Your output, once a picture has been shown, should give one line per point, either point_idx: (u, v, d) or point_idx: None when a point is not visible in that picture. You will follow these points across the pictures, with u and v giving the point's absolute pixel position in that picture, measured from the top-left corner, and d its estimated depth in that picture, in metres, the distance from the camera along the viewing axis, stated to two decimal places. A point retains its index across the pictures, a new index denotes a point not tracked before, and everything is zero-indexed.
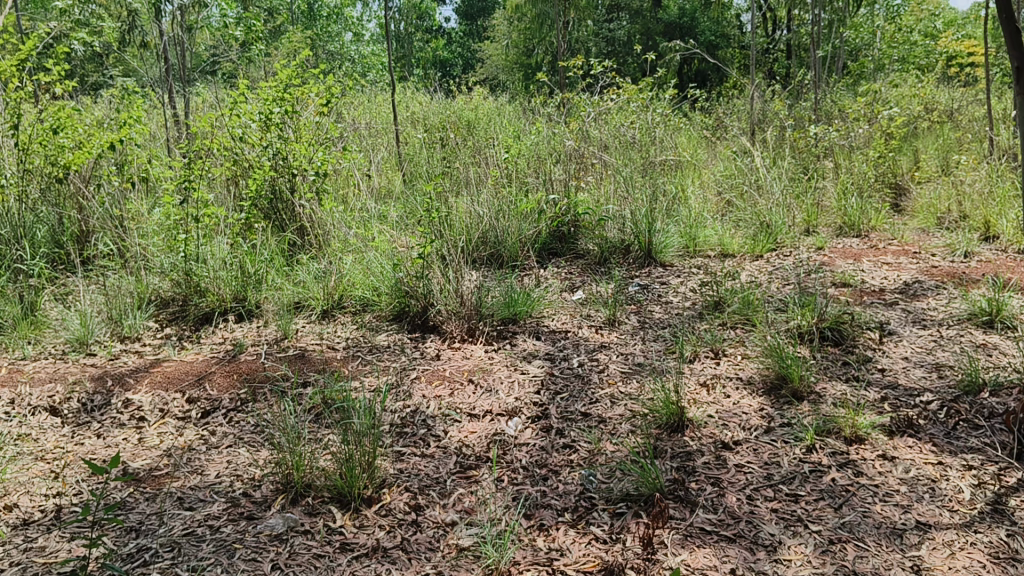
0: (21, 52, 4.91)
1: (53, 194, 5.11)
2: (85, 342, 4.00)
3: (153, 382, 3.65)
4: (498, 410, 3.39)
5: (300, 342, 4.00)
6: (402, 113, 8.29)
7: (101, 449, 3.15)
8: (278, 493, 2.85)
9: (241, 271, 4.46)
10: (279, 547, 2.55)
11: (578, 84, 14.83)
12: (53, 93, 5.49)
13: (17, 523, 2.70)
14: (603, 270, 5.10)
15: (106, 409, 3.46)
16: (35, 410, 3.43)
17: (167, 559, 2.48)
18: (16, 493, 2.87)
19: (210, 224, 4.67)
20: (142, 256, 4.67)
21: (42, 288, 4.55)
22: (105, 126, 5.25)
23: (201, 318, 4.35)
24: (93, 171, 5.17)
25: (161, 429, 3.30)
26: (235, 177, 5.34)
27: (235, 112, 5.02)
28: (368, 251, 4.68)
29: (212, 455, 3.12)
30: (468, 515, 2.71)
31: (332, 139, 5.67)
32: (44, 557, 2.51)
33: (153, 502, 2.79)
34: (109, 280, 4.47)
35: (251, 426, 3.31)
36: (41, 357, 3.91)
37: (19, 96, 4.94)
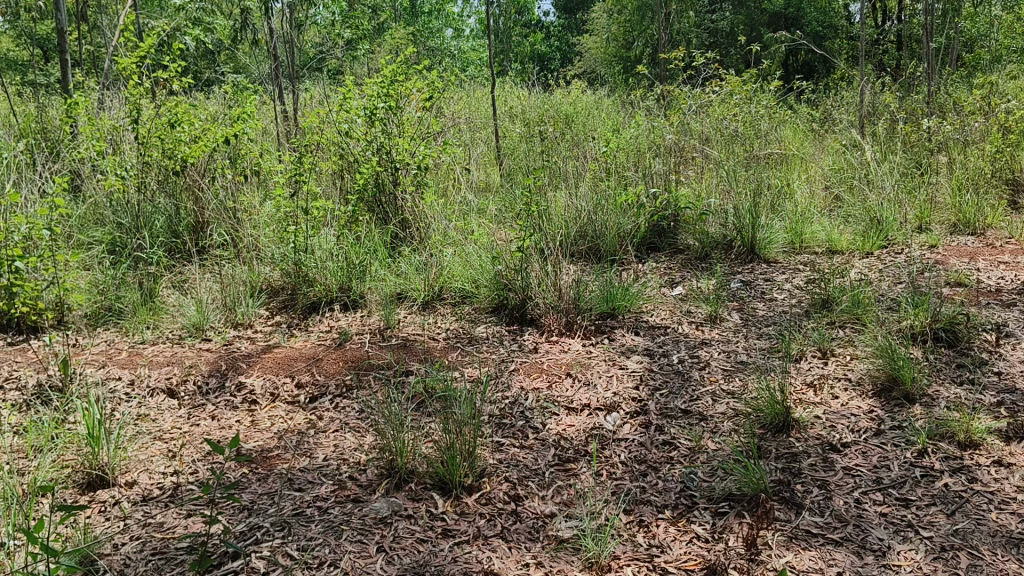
0: (143, 50, 5.14)
1: (170, 185, 5.24)
2: (200, 328, 4.17)
3: (264, 367, 3.79)
4: (596, 404, 3.39)
5: (402, 331, 4.08)
6: (501, 107, 8.32)
7: (216, 430, 3.29)
8: (382, 478, 2.92)
9: (347, 263, 4.57)
10: (384, 531, 2.62)
11: (679, 76, 14.69)
12: (170, 88, 5.72)
13: (137, 499, 2.84)
14: (705, 266, 5.03)
15: (220, 391, 3.61)
16: (153, 392, 3.59)
17: (278, 537, 2.58)
18: (136, 470, 3.02)
19: (318, 216, 4.81)
20: (253, 247, 4.84)
21: (160, 275, 4.76)
22: (219, 121, 5.45)
23: (309, 307, 4.48)
24: (207, 164, 5.36)
25: (272, 412, 3.43)
26: (340, 171, 5.47)
27: (343, 108, 5.16)
28: (468, 244, 4.73)
29: (320, 438, 3.22)
30: (567, 508, 2.72)
31: (434, 134, 5.75)
32: (162, 533, 2.63)
33: (264, 483, 2.90)
34: (223, 269, 4.65)
35: (356, 412, 3.40)
36: (159, 341, 4.09)
37: (139, 92, 5.15)
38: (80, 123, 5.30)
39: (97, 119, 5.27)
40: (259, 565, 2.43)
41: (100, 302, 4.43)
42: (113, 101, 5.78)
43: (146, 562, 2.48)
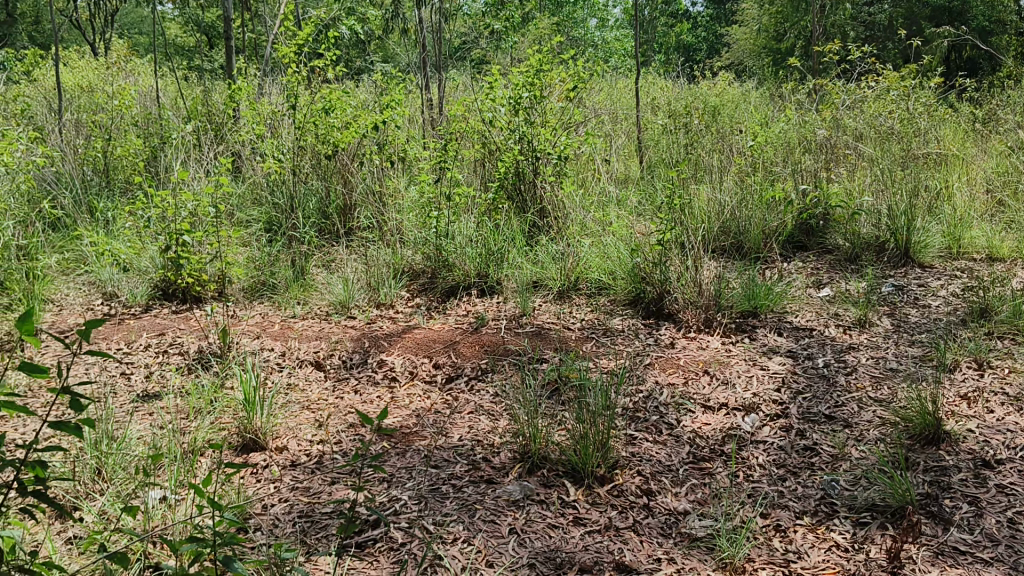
0: (301, 38, 5.36)
1: (321, 169, 5.48)
2: (346, 306, 4.34)
3: (404, 347, 3.92)
4: (734, 404, 3.34)
5: (538, 319, 4.14)
6: (644, 100, 8.26)
7: (360, 404, 3.44)
8: (516, 461, 2.98)
9: (486, 249, 4.66)
10: (516, 513, 2.68)
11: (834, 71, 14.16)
12: (324, 75, 5.95)
13: (286, 464, 3.01)
14: (854, 268, 4.87)
15: (363, 367, 3.76)
16: (302, 363, 3.78)
17: (415, 510, 2.68)
18: (285, 436, 3.20)
19: (460, 203, 4.91)
20: (397, 230, 4.99)
21: (310, 254, 4.99)
22: (369, 108, 5.64)
23: (448, 291, 4.60)
24: (357, 149, 5.56)
25: (411, 390, 3.55)
26: (483, 159, 5.56)
27: (489, 97, 5.24)
28: (607, 236, 4.73)
29: (456, 418, 3.31)
30: (700, 506, 2.71)
31: (576, 125, 5.77)
32: (308, 497, 2.78)
33: (403, 458, 3.02)
34: (368, 251, 4.82)
35: (491, 395, 3.48)
36: (308, 316, 4.30)
37: (297, 79, 5.42)
38: (243, 108, 5.60)
39: (257, 103, 5.55)
40: (397, 536, 2.55)
41: (256, 277, 4.68)
42: (273, 87, 6.09)
43: (293, 522, 2.63)
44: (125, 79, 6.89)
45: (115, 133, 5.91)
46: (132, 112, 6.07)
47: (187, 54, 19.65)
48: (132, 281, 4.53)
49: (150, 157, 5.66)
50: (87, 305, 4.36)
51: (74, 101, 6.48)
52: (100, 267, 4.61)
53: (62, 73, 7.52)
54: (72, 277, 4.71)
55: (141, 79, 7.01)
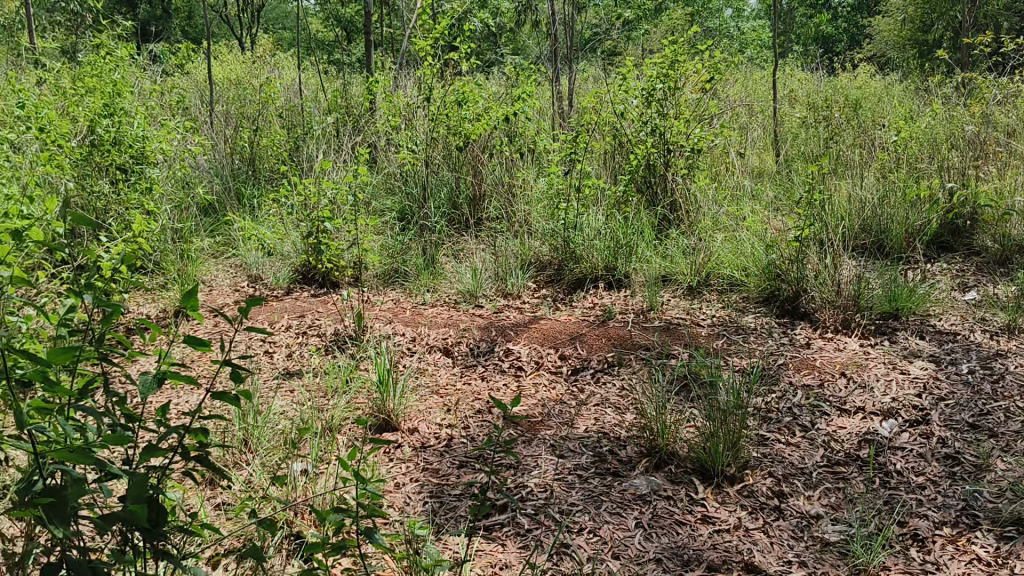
0: (437, 31, 5.46)
1: (453, 160, 5.59)
2: (474, 295, 4.43)
3: (531, 337, 3.96)
4: (871, 408, 3.24)
5: (666, 314, 4.11)
6: (780, 92, 8.04)
7: (487, 391, 3.51)
8: (643, 456, 2.98)
9: (614, 242, 4.65)
10: (642, 507, 2.68)
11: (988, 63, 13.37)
12: (458, 67, 6.05)
13: (416, 446, 3.10)
14: (1004, 271, 4.61)
15: (491, 355, 3.83)
16: (431, 349, 3.88)
17: (541, 498, 2.72)
18: (415, 419, 3.29)
19: (589, 195, 4.92)
20: (525, 222, 5.05)
21: (441, 243, 5.10)
22: (501, 100, 5.70)
23: (574, 283, 4.63)
24: (488, 140, 5.64)
25: (537, 379, 3.60)
26: (614, 151, 5.60)
27: (623, 88, 5.21)
28: (740, 231, 4.65)
29: (582, 410, 3.33)
30: (833, 511, 2.64)
31: (710, 118, 5.68)
32: (438, 479, 2.86)
33: (530, 446, 3.06)
34: (497, 242, 4.89)
35: (618, 388, 3.48)
36: (437, 303, 4.41)
37: (433, 72, 5.54)
38: (379, 100, 5.77)
39: (393, 96, 5.70)
40: (524, 522, 2.59)
41: (390, 264, 4.83)
42: (409, 80, 6.24)
43: (423, 502, 2.71)
44: (270, 72, 7.20)
45: (260, 124, 6.20)
46: (277, 104, 6.34)
47: (328, 48, 20.37)
48: (275, 265, 4.76)
49: (293, 147, 5.92)
50: (235, 286, 4.61)
51: (223, 93, 6.83)
52: (246, 251, 4.86)
53: (214, 66, 7.92)
54: (221, 260, 4.99)
55: (285, 72, 7.31)
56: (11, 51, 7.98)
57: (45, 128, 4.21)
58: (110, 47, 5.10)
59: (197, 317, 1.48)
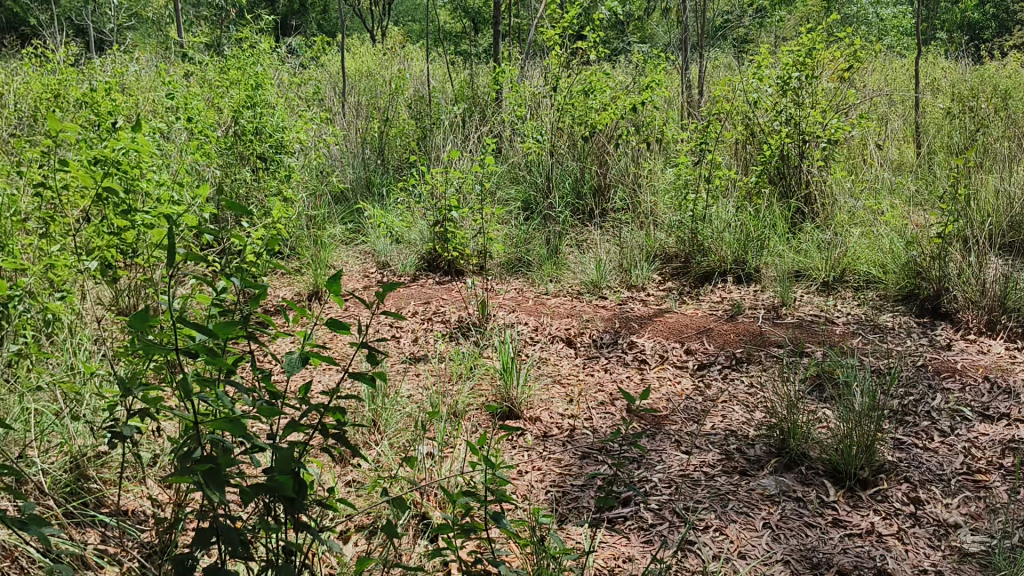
0: (567, 20, 5.46)
1: (579, 150, 5.58)
2: (597, 286, 4.42)
3: (656, 330, 3.92)
4: (1018, 415, 3.06)
5: (797, 311, 3.99)
6: (922, 81, 7.68)
7: (610, 383, 3.50)
8: (771, 455, 2.91)
9: (744, 235, 4.56)
10: (770, 508, 2.62)
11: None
12: (587, 57, 6.04)
13: (539, 435, 3.12)
14: None
15: (614, 347, 3.82)
16: (554, 339, 3.90)
17: (665, 494, 2.70)
18: (539, 407, 3.31)
19: (720, 186, 4.83)
20: (651, 212, 5.00)
21: (565, 233, 5.11)
22: (629, 90, 5.66)
23: (701, 277, 4.57)
24: (615, 130, 5.61)
25: (661, 373, 3.56)
26: (745, 141, 5.47)
27: (757, 76, 5.08)
28: (878, 226, 4.47)
29: (707, 406, 3.28)
30: (973, 521, 2.52)
31: (846, 108, 5.48)
32: (561, 469, 2.88)
33: (654, 441, 3.04)
34: (622, 233, 4.87)
35: (745, 385, 3.41)
36: (561, 293, 4.43)
37: (561, 61, 5.55)
38: (507, 90, 5.82)
39: (521, 86, 5.74)
40: (647, 517, 2.58)
41: (513, 253, 4.89)
42: (536, 70, 6.27)
43: (546, 491, 2.73)
44: (400, 63, 7.37)
45: (391, 114, 6.36)
46: (407, 95, 6.49)
47: (457, 39, 20.69)
48: (402, 252, 4.88)
49: (421, 137, 6.04)
50: (364, 273, 4.76)
51: (356, 84, 7.03)
52: (376, 238, 5.00)
53: (348, 58, 8.17)
54: (351, 246, 5.15)
55: (414, 63, 7.46)
56: (163, 45, 8.45)
57: (194, 118, 4.45)
58: (253, 40, 5.33)
59: (336, 301, 1.52)
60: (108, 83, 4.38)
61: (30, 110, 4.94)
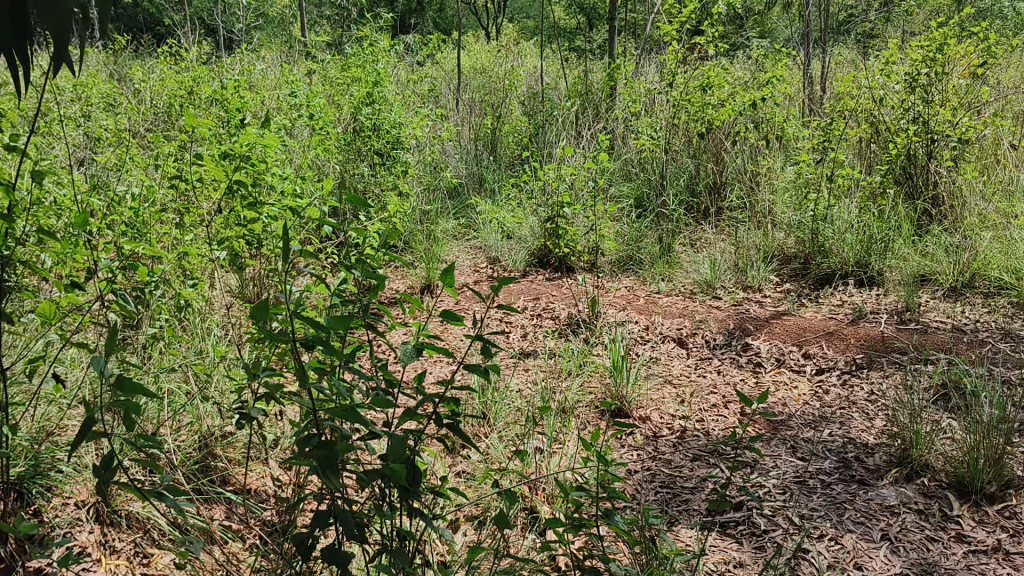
0: (685, 17, 5.39)
1: (695, 147, 5.52)
2: (711, 286, 4.37)
3: (772, 333, 3.83)
4: None
5: (924, 316, 3.83)
6: None
7: (723, 385, 3.45)
8: (891, 466, 2.81)
9: (868, 236, 4.42)
10: (890, 519, 2.52)
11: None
12: (704, 53, 5.95)
13: (649, 434, 3.10)
14: None
15: (728, 348, 3.76)
16: (665, 339, 3.87)
17: (779, 500, 2.65)
18: (650, 407, 3.29)
19: (842, 185, 4.72)
20: (769, 211, 4.90)
21: (679, 232, 5.07)
22: (747, 86, 5.55)
23: (821, 279, 4.45)
24: (732, 128, 5.51)
25: (777, 377, 3.49)
26: (870, 139, 5.29)
27: (884, 71, 4.90)
28: (1012, 229, 4.25)
29: (825, 412, 3.19)
30: None
31: (981, 105, 5.22)
32: (672, 469, 2.85)
33: (769, 445, 2.99)
34: (738, 232, 4.79)
35: (865, 392, 3.30)
36: (673, 293, 4.40)
37: (677, 57, 5.48)
38: (621, 86, 5.79)
39: (635, 82, 5.70)
40: (760, 522, 2.53)
41: (624, 251, 4.87)
42: (652, 66, 6.21)
43: (656, 491, 2.71)
44: (514, 59, 7.43)
45: (504, 111, 6.42)
46: (521, 91, 6.54)
47: (572, 35, 20.73)
48: (513, 248, 4.93)
49: (533, 133, 6.08)
50: (476, 267, 4.83)
51: (471, 81, 7.13)
52: (487, 233, 5.07)
53: (464, 56, 8.30)
54: (463, 240, 5.23)
55: (527, 60, 7.51)
56: (288, 43, 8.78)
57: (316, 114, 4.60)
58: (372, 38, 5.48)
59: (451, 293, 1.54)
60: (237, 81, 4.59)
61: (165, 107, 5.22)
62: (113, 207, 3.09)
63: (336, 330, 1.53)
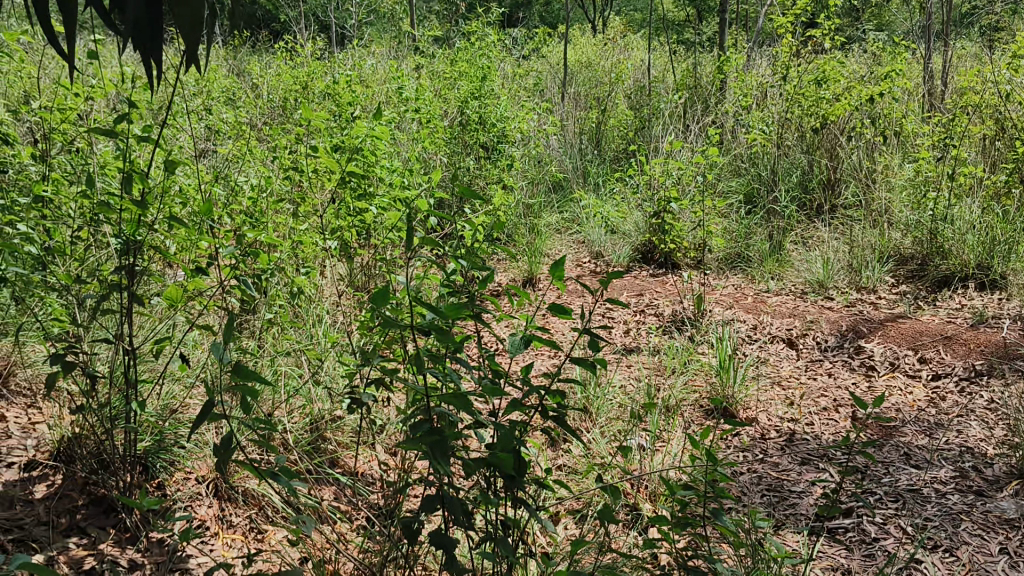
0: (799, 9, 5.25)
1: (807, 142, 5.38)
2: (824, 286, 4.28)
3: (886, 335, 3.71)
4: None
5: None
6: None
7: (833, 389, 3.36)
8: (1012, 477, 2.68)
9: (991, 237, 4.22)
10: (1009, 533, 2.41)
11: None
12: (818, 46, 5.78)
13: (756, 436, 3.04)
14: None
15: (839, 351, 3.66)
16: (773, 339, 3.79)
17: (891, 508, 2.56)
18: (757, 407, 3.23)
19: (964, 183, 4.52)
20: (885, 210, 4.75)
21: (789, 229, 4.97)
22: (864, 80, 5.37)
23: (939, 281, 4.28)
24: (847, 123, 5.34)
25: (891, 382, 3.38)
26: (995, 136, 5.05)
27: (1012, 65, 4.66)
28: None
29: (942, 420, 3.07)
30: None
31: None
32: (778, 472, 2.79)
33: (881, 452, 2.89)
34: (852, 231, 4.66)
35: (985, 400, 3.15)
36: (782, 292, 4.32)
37: (791, 50, 5.34)
38: (731, 80, 5.69)
39: (746, 76, 5.59)
40: (871, 530, 2.46)
41: (733, 248, 4.81)
42: (763, 60, 6.08)
43: (761, 494, 2.66)
44: (620, 53, 7.39)
45: (610, 104, 6.39)
46: (627, 85, 6.50)
47: (679, 28, 20.53)
48: (617, 243, 4.92)
49: (639, 127, 6.04)
50: (578, 262, 4.85)
51: (577, 74, 7.13)
52: (591, 227, 5.06)
53: (571, 49, 8.30)
54: (567, 234, 5.24)
55: (634, 54, 7.47)
56: (398, 38, 8.98)
57: (424, 108, 4.68)
58: (481, 32, 5.53)
59: (560, 286, 1.53)
60: (350, 75, 4.70)
61: (281, 100, 5.41)
62: (234, 197, 3.21)
63: (446, 317, 1.55)
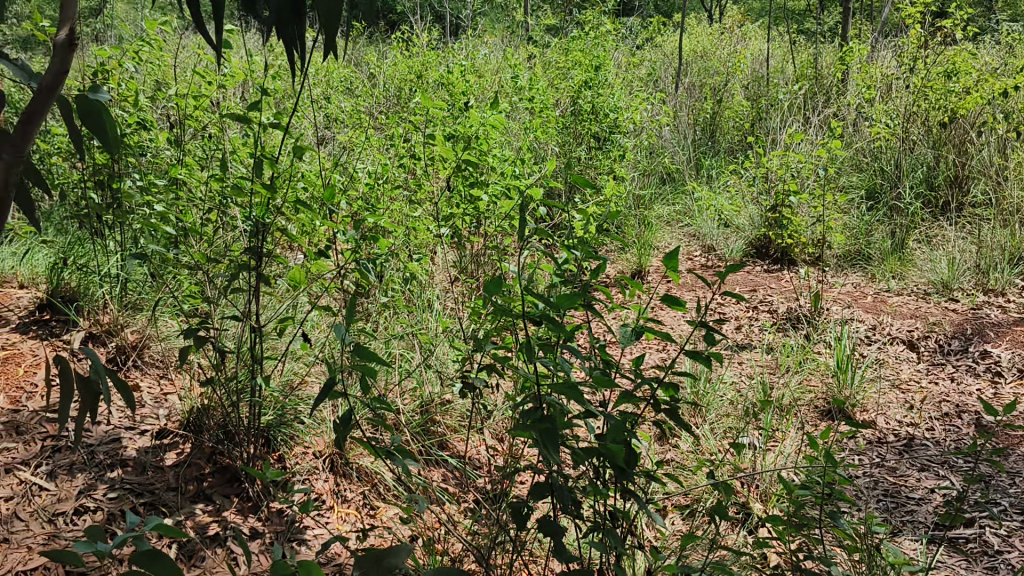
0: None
1: (933, 137, 5.16)
2: (949, 286, 4.12)
3: (1016, 340, 3.55)
4: None
5: None
6: None
7: (957, 394, 3.23)
8: None
9: None
10: None
11: None
12: (949, 36, 5.53)
13: (873, 439, 2.96)
14: None
15: (963, 355, 3.51)
16: (893, 340, 3.67)
17: (1017, 520, 2.45)
18: (874, 410, 3.13)
19: None
20: (1017, 208, 4.52)
21: (912, 227, 4.79)
22: (998, 72, 5.10)
23: None
24: (977, 118, 5.10)
25: (1019, 388, 3.22)
26: None
27: None
28: None
29: None
30: None
31: None
32: (896, 478, 2.71)
33: (1007, 461, 2.77)
34: (981, 230, 4.46)
35: None
36: (905, 292, 4.19)
37: (919, 40, 5.12)
38: (854, 71, 5.50)
39: (870, 67, 5.39)
40: (993, 541, 2.37)
41: (853, 246, 4.69)
42: (888, 51, 5.86)
43: (878, 499, 2.59)
44: (738, 43, 7.25)
45: (725, 96, 6.28)
46: (743, 76, 6.37)
47: (799, 17, 20.01)
48: (729, 237, 4.85)
49: (755, 118, 5.92)
50: (690, 256, 4.81)
51: (692, 65, 7.03)
52: (703, 220, 5.00)
53: (686, 39, 8.18)
54: (678, 227, 5.19)
55: (752, 44, 7.31)
56: (513, 27, 9.03)
57: (537, 98, 4.70)
58: (596, 22, 5.50)
59: (674, 278, 1.49)
60: (465, 64, 4.76)
61: (398, 89, 5.52)
62: (354, 184, 3.30)
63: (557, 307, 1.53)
